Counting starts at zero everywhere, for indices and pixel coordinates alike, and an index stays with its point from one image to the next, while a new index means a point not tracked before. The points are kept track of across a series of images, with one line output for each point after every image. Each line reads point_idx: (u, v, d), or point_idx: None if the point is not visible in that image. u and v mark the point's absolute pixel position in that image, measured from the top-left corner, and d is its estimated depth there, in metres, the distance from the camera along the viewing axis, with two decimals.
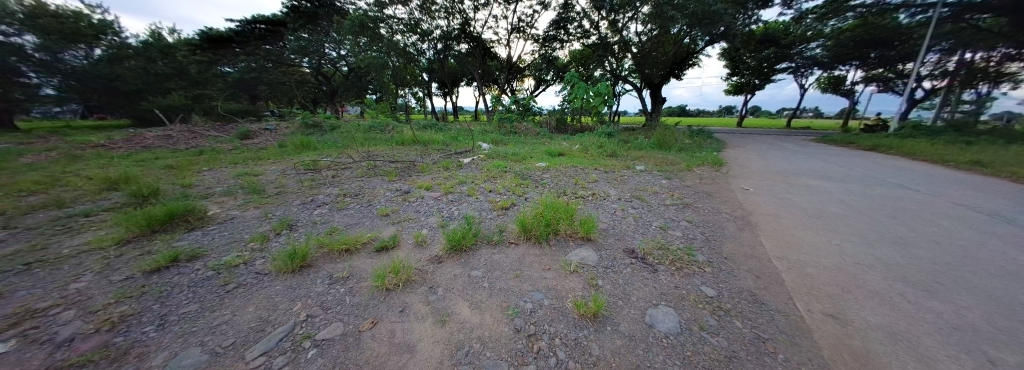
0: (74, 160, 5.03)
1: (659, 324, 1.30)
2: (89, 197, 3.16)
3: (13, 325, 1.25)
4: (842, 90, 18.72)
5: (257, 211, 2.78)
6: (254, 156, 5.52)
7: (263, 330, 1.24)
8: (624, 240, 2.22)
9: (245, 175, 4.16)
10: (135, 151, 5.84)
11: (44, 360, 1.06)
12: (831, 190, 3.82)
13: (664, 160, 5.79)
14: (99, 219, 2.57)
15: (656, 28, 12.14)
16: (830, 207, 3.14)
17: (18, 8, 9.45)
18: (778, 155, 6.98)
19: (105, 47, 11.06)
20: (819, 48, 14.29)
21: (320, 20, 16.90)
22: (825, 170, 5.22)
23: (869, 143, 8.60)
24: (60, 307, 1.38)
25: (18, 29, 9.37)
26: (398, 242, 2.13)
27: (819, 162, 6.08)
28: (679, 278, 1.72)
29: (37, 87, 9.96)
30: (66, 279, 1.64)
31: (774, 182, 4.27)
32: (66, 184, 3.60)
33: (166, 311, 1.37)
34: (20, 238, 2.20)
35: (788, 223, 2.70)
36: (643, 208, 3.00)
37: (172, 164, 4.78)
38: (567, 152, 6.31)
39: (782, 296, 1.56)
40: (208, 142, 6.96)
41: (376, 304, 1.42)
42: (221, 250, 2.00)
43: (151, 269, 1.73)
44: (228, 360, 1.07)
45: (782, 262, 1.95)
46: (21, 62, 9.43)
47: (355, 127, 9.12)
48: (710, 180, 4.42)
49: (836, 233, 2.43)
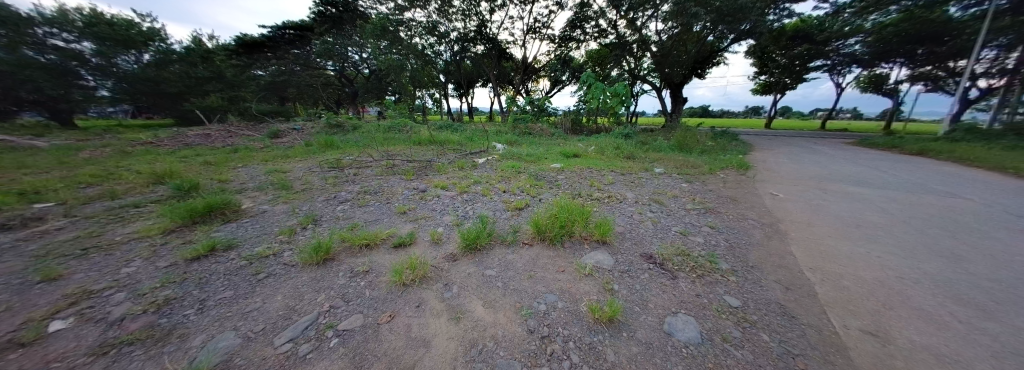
0: (125, 155, 5.51)
1: (677, 333, 1.26)
2: (138, 190, 3.43)
3: (73, 304, 1.39)
4: (883, 89, 17.35)
5: (285, 206, 2.93)
6: (281, 155, 5.79)
7: (289, 319, 1.30)
8: (641, 245, 2.17)
9: (275, 172, 4.38)
10: (178, 149, 6.28)
11: (96, 337, 1.17)
12: (870, 197, 3.56)
13: (685, 162, 5.58)
14: (146, 210, 2.79)
15: (677, 25, 11.80)
16: (871, 216, 2.91)
17: (76, 17, 10.35)
18: (811, 159, 6.55)
19: (153, 52, 11.86)
20: (859, 44, 13.15)
21: (344, 24, 17.93)
22: (864, 176, 4.82)
23: (915, 147, 7.86)
24: (112, 289, 1.52)
25: (77, 36, 10.31)
26: (414, 239, 2.18)
27: (858, 167, 5.62)
28: (701, 287, 1.66)
29: (94, 89, 10.84)
30: (118, 264, 1.79)
31: (807, 188, 4.01)
32: (119, 177, 3.95)
33: (205, 296, 1.48)
34: (80, 225, 2.44)
35: (822, 232, 2.52)
36: (662, 212, 2.92)
37: (210, 161, 5.10)
38: (582, 153, 6.22)
39: (814, 309, 1.47)
40: (242, 141, 7.39)
41: (393, 299, 1.46)
42: (253, 242, 2.12)
43: (191, 257, 1.86)
44: (257, 347, 1.13)
45: (815, 274, 1.83)
46: (80, 67, 10.38)
47: (375, 128, 9.46)
48: (735, 184, 4.22)
49: (877, 244, 2.25)
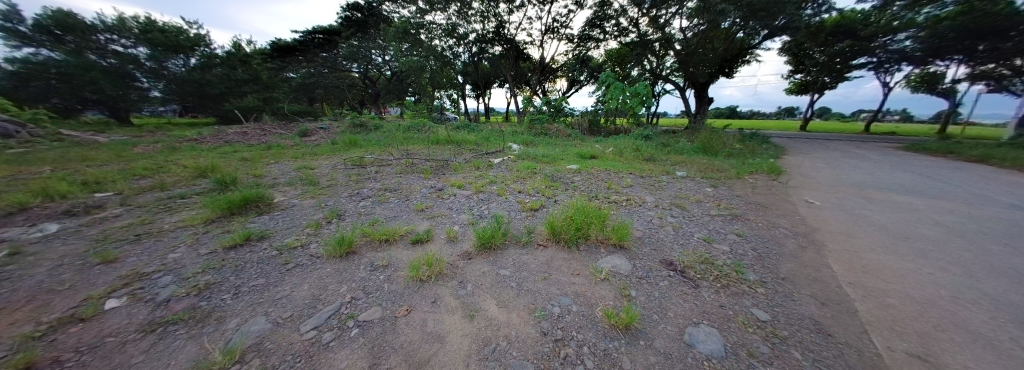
0: (173, 151, 6.03)
1: (698, 345, 1.21)
2: (184, 183, 3.74)
3: (127, 284, 1.54)
4: (937, 89, 15.78)
5: (312, 200, 3.09)
6: (309, 152, 6.11)
7: (314, 308, 1.37)
8: (661, 251, 2.09)
9: (303, 169, 4.62)
10: (218, 145, 6.79)
11: (146, 316, 1.29)
12: (922, 208, 3.24)
13: (710, 166, 5.34)
14: (190, 201, 3.04)
15: (703, 22, 11.31)
16: (922, 228, 2.64)
17: (134, 25, 11.58)
18: (852, 165, 6.06)
19: (198, 56, 12.93)
20: (909, 39, 11.96)
21: (369, 28, 18.67)
22: (914, 184, 4.40)
23: (977, 153, 7.06)
24: (161, 272, 1.67)
25: (134, 42, 11.48)
26: (431, 236, 2.23)
27: (908, 174, 5.13)
28: (725, 297, 1.58)
29: (147, 90, 11.90)
30: (165, 250, 1.97)
31: (847, 196, 3.71)
32: (167, 171, 4.32)
33: (240, 282, 1.59)
34: (134, 213, 2.70)
35: (863, 244, 2.32)
36: (684, 217, 2.81)
37: (246, 157, 5.47)
38: (600, 154, 6.10)
39: (853, 327, 1.36)
40: (274, 139, 7.88)
41: (410, 293, 1.50)
42: (283, 233, 2.25)
43: (229, 245, 2.01)
44: (285, 332, 1.20)
45: (855, 290, 1.69)
46: (135, 70, 11.46)
47: (396, 127, 9.76)
48: (765, 190, 3.99)
49: (929, 260, 2.04)
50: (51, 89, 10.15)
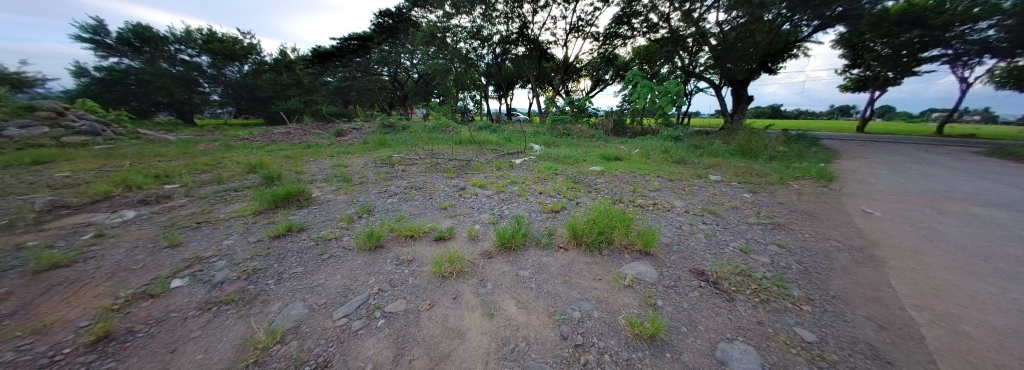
0: (228, 149, 6.71)
1: (732, 362, 1.12)
2: (237, 177, 4.17)
3: (189, 266, 1.74)
4: None
5: (345, 196, 3.28)
6: (343, 151, 6.51)
7: (345, 297, 1.46)
8: (691, 259, 1.98)
9: (338, 166, 4.94)
10: (265, 144, 7.46)
11: (203, 296, 1.45)
12: (1011, 222, 2.78)
13: (748, 169, 4.96)
14: (242, 194, 3.37)
15: (743, 15, 10.54)
16: (1012, 246, 2.26)
17: (198, 36, 13.00)
18: (919, 171, 5.35)
19: (250, 63, 14.29)
20: (994, 28, 10.34)
21: (399, 33, 19.57)
22: (1002, 195, 3.78)
23: None
24: (216, 257, 1.86)
25: (198, 51, 12.90)
26: (453, 234, 2.29)
27: (993, 183, 4.42)
28: (763, 313, 1.46)
29: (208, 94, 13.43)
30: (221, 237, 2.19)
31: (913, 206, 3.28)
32: (223, 166, 4.81)
33: (282, 269, 1.72)
34: (196, 203, 3.04)
35: (933, 262, 2.03)
36: (718, 224, 2.63)
37: (289, 155, 5.95)
38: (625, 156, 5.89)
39: (916, 354, 1.20)
40: (313, 139, 8.50)
41: (432, 288, 1.54)
42: (319, 226, 2.42)
43: (274, 234, 2.19)
44: (319, 318, 1.29)
45: (922, 313, 1.49)
46: (199, 76, 12.98)
47: (421, 128, 10.12)
48: (813, 197, 3.63)
49: (1021, 284, 1.74)
50: (131, 93, 11.71)
